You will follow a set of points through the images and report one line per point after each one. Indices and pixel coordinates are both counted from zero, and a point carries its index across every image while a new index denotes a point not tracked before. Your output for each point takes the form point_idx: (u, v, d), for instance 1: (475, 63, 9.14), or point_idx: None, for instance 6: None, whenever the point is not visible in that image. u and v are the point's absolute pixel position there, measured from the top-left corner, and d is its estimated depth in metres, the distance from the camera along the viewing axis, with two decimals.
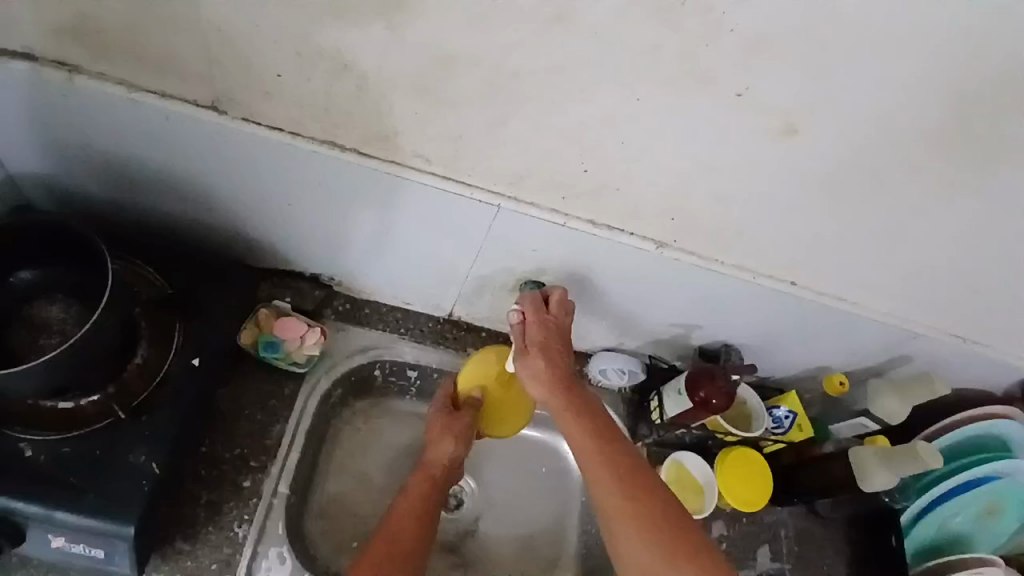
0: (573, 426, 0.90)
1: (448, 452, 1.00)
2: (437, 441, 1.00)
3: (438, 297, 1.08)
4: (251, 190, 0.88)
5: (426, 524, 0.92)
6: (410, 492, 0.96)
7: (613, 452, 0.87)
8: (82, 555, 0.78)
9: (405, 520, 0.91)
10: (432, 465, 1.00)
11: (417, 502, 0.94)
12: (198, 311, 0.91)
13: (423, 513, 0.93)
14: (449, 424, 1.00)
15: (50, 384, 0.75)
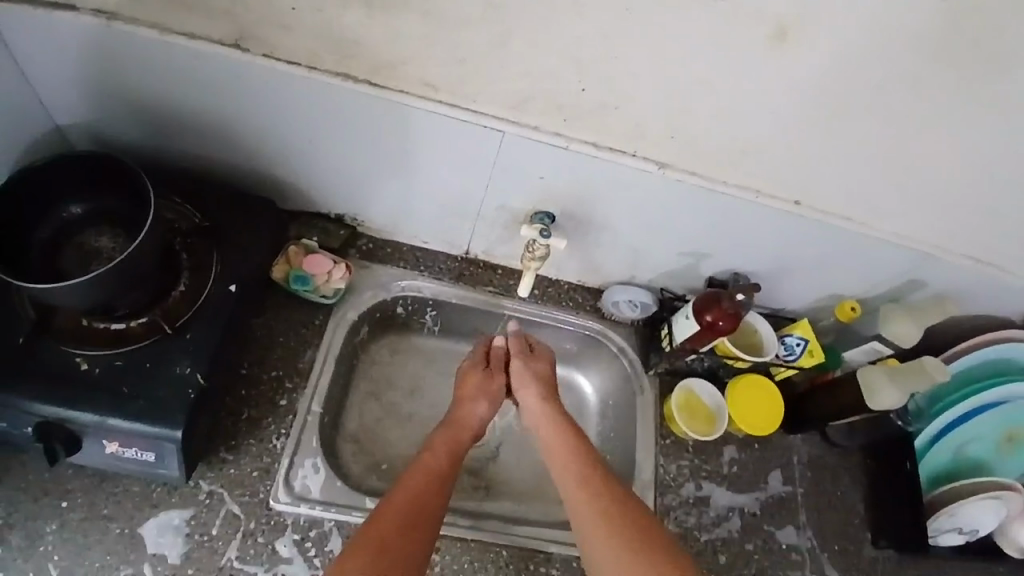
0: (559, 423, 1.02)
1: (479, 412, 1.03)
2: (472, 396, 1.04)
3: (454, 233, 1.13)
4: (275, 130, 0.95)
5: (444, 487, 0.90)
6: (434, 450, 0.95)
7: (588, 474, 0.94)
8: (134, 459, 0.85)
9: (429, 484, 0.89)
10: (464, 423, 1.01)
11: (442, 460, 0.94)
12: (233, 244, 0.98)
13: (447, 473, 0.93)
14: (486, 385, 1.06)
15: (103, 297, 0.82)
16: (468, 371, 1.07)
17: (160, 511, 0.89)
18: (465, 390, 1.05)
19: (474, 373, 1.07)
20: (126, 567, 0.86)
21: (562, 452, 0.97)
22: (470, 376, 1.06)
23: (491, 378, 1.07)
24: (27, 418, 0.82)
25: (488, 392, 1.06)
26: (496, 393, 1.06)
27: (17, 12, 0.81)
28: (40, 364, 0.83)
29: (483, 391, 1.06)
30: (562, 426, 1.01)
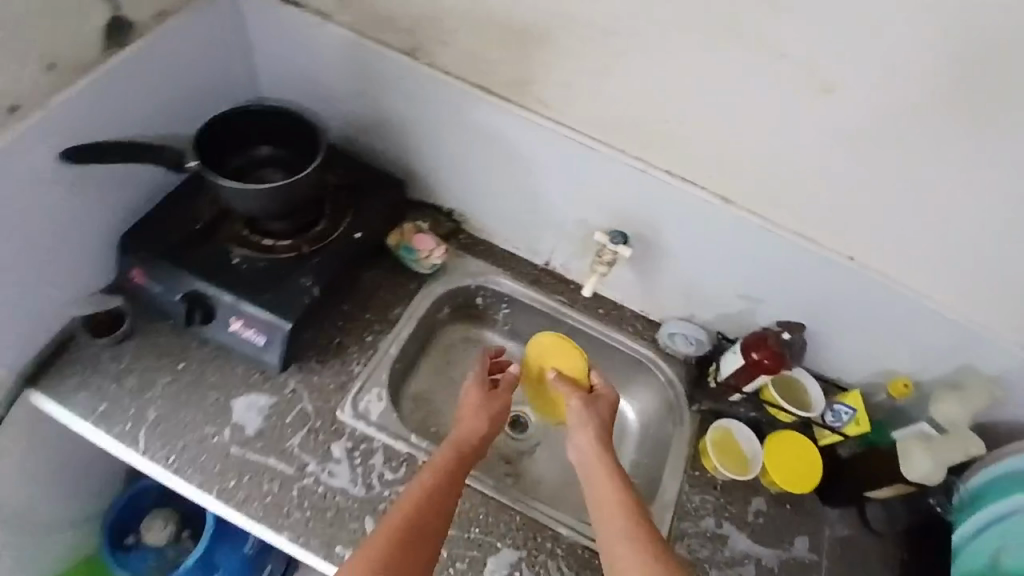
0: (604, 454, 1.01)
1: (475, 431, 1.02)
2: (469, 417, 1.04)
3: (539, 242, 1.30)
4: (418, 126, 1.20)
5: (444, 510, 0.92)
6: (433, 470, 0.95)
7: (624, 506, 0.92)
8: (249, 340, 1.06)
9: (423, 511, 0.90)
10: (461, 442, 1.00)
11: (439, 483, 0.94)
12: (364, 205, 1.21)
13: (445, 493, 0.93)
14: (487, 407, 1.06)
15: (267, 211, 1.07)
16: (471, 390, 1.08)
17: (251, 391, 1.08)
18: (464, 411, 1.05)
19: (476, 392, 1.08)
20: (212, 427, 1.04)
21: (603, 485, 0.96)
22: (468, 399, 1.07)
23: (492, 400, 1.07)
24: (183, 287, 1.06)
25: (485, 411, 1.05)
26: (495, 414, 1.05)
27: (266, 8, 1.12)
28: (205, 254, 1.08)
29: (482, 411, 1.05)
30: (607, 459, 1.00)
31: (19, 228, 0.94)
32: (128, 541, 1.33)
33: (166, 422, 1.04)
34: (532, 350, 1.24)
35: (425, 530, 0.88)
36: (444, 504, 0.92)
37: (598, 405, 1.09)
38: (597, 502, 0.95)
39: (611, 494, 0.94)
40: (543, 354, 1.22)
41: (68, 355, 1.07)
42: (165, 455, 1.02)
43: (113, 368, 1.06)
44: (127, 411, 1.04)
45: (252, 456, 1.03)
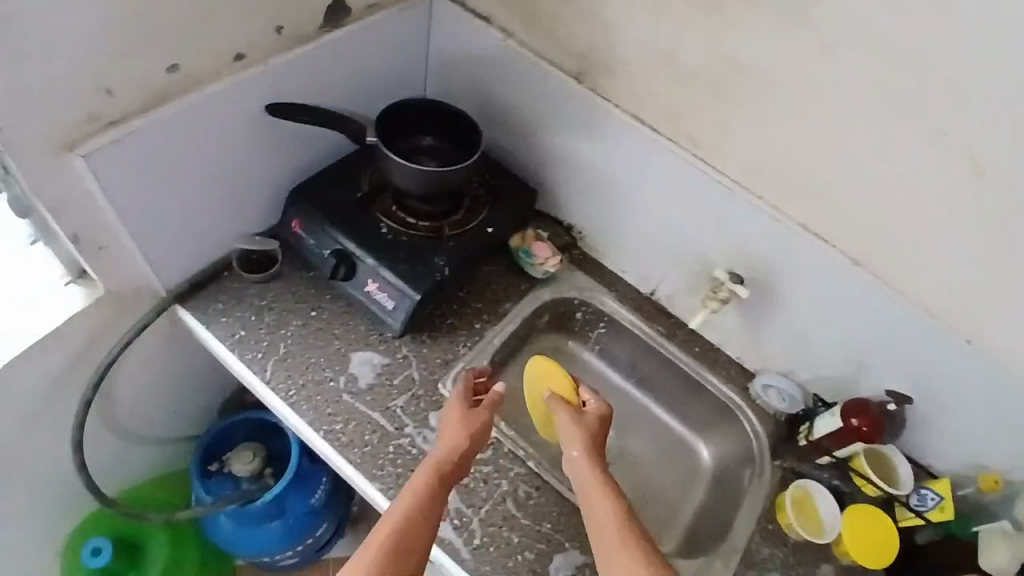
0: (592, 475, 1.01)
1: (455, 448, 1.02)
2: (451, 432, 1.03)
3: (650, 272, 1.35)
4: (564, 142, 1.28)
5: (427, 524, 0.95)
6: (415, 488, 0.97)
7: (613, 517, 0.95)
8: (379, 303, 1.17)
9: (410, 527, 0.93)
10: (441, 459, 1.01)
11: (420, 499, 0.96)
12: (500, 206, 1.30)
13: (428, 508, 0.96)
14: (465, 422, 1.05)
15: (421, 192, 1.18)
16: (452, 407, 1.07)
17: (369, 348, 1.18)
18: (445, 427, 1.05)
19: (456, 409, 1.07)
20: (330, 372, 1.14)
21: (592, 497, 0.98)
22: (450, 415, 1.06)
23: (474, 415, 1.06)
24: (332, 244, 1.18)
25: (466, 428, 1.04)
26: (478, 430, 1.04)
27: (453, 15, 1.23)
28: (358, 219, 1.20)
29: (464, 427, 1.04)
30: (595, 480, 1.00)
31: (215, 164, 1.06)
32: (213, 468, 1.40)
33: (293, 359, 1.14)
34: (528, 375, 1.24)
35: (413, 546, 0.92)
36: (427, 519, 0.95)
37: (587, 422, 1.09)
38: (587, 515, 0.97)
39: (601, 508, 0.96)
40: (536, 377, 1.23)
41: (219, 283, 1.19)
42: (286, 388, 1.11)
43: (256, 303, 1.18)
44: (260, 341, 1.15)
45: (360, 406, 1.12)
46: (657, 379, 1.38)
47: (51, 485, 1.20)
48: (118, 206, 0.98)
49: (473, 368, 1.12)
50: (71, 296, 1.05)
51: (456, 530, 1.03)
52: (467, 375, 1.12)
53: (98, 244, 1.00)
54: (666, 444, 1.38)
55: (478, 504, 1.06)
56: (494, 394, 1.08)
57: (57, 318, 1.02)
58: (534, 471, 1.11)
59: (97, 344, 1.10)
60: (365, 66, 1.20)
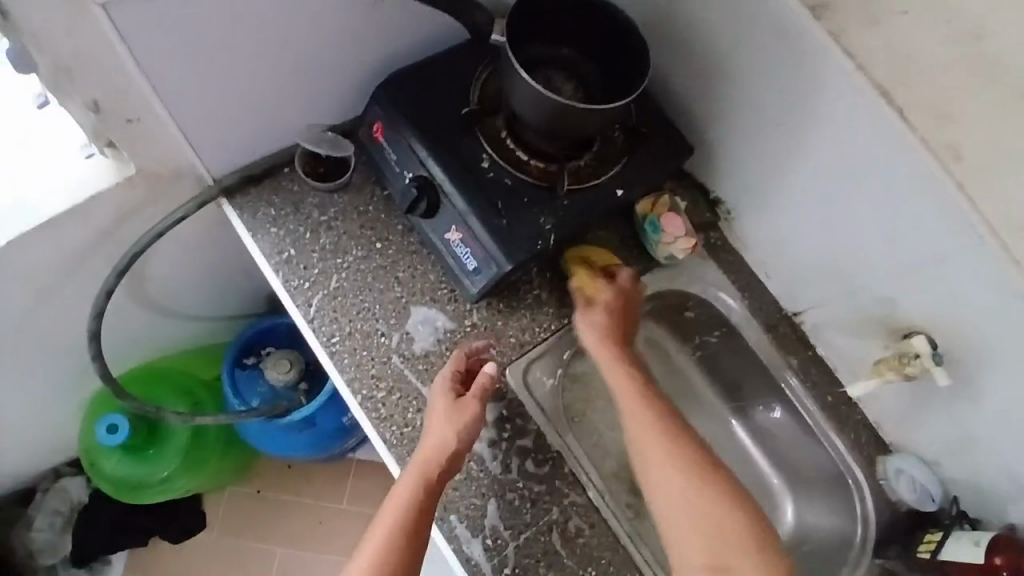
0: (641, 416, 0.89)
1: (444, 448, 0.84)
2: (436, 428, 0.85)
3: (805, 291, 1.03)
4: (755, 95, 0.90)
5: (414, 539, 0.80)
6: (395, 498, 0.81)
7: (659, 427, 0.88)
8: (457, 257, 0.92)
9: (392, 548, 0.78)
10: (426, 461, 0.83)
11: (404, 510, 0.80)
12: (639, 159, 0.97)
13: (413, 523, 0.80)
14: (454, 417, 0.85)
15: (544, 128, 0.87)
16: (436, 395, 0.88)
17: (434, 306, 0.96)
18: (431, 419, 0.86)
19: (443, 399, 0.87)
20: (383, 326, 0.94)
21: (633, 407, 0.90)
22: (433, 406, 0.87)
23: (462, 407, 0.86)
24: (417, 167, 0.92)
25: (454, 422, 0.85)
26: (468, 426, 0.85)
27: None
28: (455, 141, 0.92)
29: (452, 420, 0.85)
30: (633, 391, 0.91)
31: (280, 33, 0.81)
32: (249, 361, 1.28)
33: (344, 299, 0.95)
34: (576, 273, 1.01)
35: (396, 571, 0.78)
36: (411, 536, 0.79)
37: (592, 330, 0.95)
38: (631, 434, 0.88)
39: (645, 421, 0.88)
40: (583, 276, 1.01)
41: (276, 180, 0.97)
42: (329, 334, 0.93)
43: (313, 216, 0.97)
44: (310, 268, 0.95)
45: (408, 375, 0.93)
46: (762, 414, 1.12)
47: (76, 349, 1.14)
48: (154, 75, 0.77)
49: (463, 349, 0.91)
50: (91, 169, 0.88)
51: (487, 553, 0.88)
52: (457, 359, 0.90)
53: (125, 117, 0.79)
54: (745, 485, 1.13)
55: (518, 528, 0.90)
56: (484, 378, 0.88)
57: (72, 196, 0.87)
58: (593, 505, 0.92)
59: (128, 223, 0.95)
60: None
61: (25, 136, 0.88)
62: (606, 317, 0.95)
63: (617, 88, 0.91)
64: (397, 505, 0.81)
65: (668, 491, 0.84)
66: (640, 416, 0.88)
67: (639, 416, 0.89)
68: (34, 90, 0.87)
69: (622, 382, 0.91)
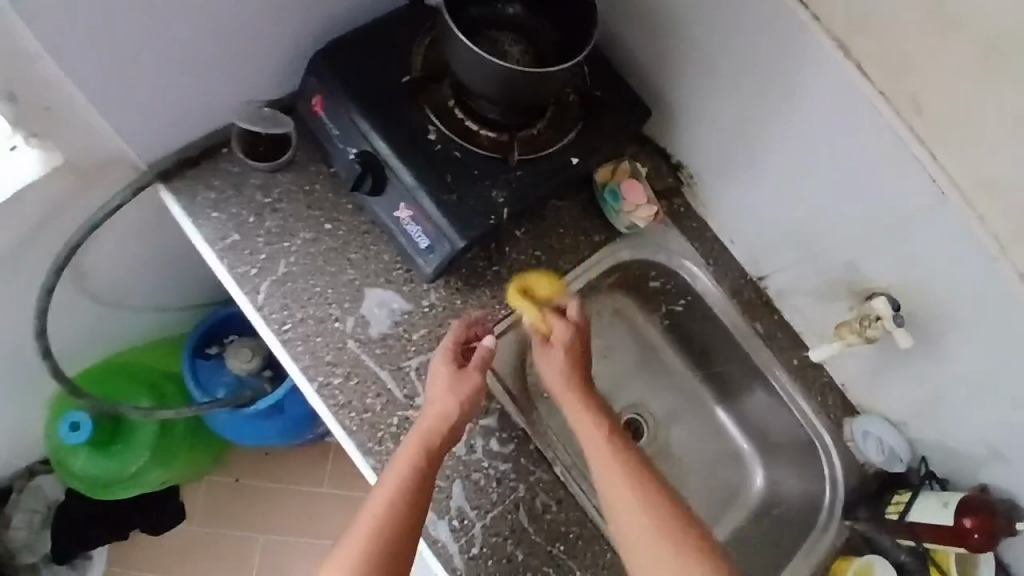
0: (600, 446, 0.85)
1: (446, 416, 0.84)
2: (439, 396, 0.84)
3: (768, 256, 1.00)
4: (710, 52, 0.86)
5: (415, 510, 0.80)
6: (397, 467, 0.81)
7: (629, 467, 0.83)
8: (409, 236, 0.89)
9: (391, 522, 0.78)
10: (426, 433, 0.83)
11: (404, 482, 0.80)
12: (595, 126, 0.94)
13: (414, 495, 0.80)
14: (457, 384, 0.85)
15: (491, 95, 0.82)
16: (438, 364, 0.87)
17: (388, 287, 0.93)
18: (433, 385, 0.86)
19: (444, 368, 0.86)
20: (336, 310, 0.91)
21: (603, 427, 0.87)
22: (435, 374, 0.86)
23: (466, 376, 0.86)
24: (361, 142, 0.88)
25: (456, 392, 0.85)
26: (471, 395, 0.85)
27: None
28: (401, 113, 0.88)
29: (454, 390, 0.85)
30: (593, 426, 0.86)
31: (200, 2, 0.75)
32: (212, 351, 1.24)
33: (294, 284, 0.91)
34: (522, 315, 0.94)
35: (397, 541, 0.78)
36: (412, 508, 0.80)
37: (557, 355, 0.89)
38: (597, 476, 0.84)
39: (607, 460, 0.84)
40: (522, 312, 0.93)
41: (214, 162, 0.92)
42: (280, 320, 0.90)
43: (257, 198, 0.93)
44: (256, 253, 0.91)
45: (365, 359, 0.90)
46: (732, 382, 1.11)
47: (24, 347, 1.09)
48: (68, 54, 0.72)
49: (463, 321, 0.89)
50: (16, 160, 0.82)
51: (453, 534, 0.87)
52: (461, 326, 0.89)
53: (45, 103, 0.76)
54: (716, 452, 1.13)
55: (485, 508, 0.89)
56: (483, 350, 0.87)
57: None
58: (560, 480, 0.92)
59: (62, 214, 0.91)
60: None
61: None
62: (562, 364, 0.89)
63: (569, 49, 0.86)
64: (399, 471, 0.81)
65: (635, 537, 0.79)
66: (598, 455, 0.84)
67: (600, 452, 0.85)
68: None
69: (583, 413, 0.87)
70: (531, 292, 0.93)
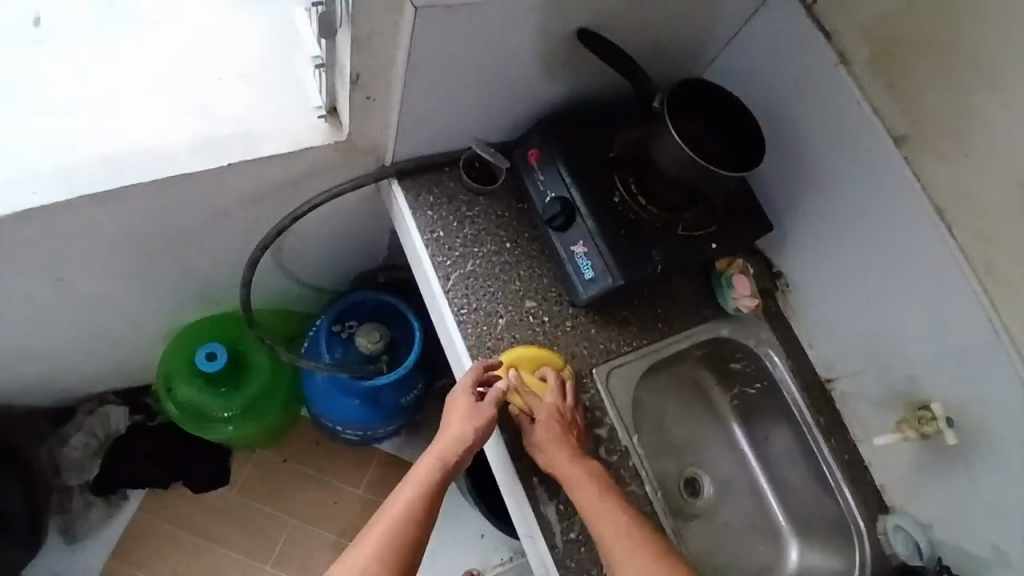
0: (584, 472, 1.00)
1: (465, 439, 1.00)
2: (458, 422, 1.01)
3: (839, 361, 1.25)
4: (832, 195, 1.15)
5: (429, 513, 0.96)
6: (417, 474, 0.98)
7: (603, 492, 0.99)
8: (576, 267, 1.12)
9: (410, 521, 0.94)
10: (445, 451, 1.00)
11: (422, 486, 0.97)
12: (732, 224, 1.21)
13: (428, 499, 0.96)
14: (475, 414, 1.01)
15: (671, 179, 1.09)
16: (460, 394, 1.03)
17: (546, 303, 1.15)
18: (453, 412, 1.03)
19: (465, 400, 1.02)
20: (503, 310, 1.12)
21: (582, 456, 1.02)
22: (457, 402, 1.02)
23: (483, 408, 1.02)
24: (561, 189, 1.14)
25: (473, 420, 1.01)
26: (486, 425, 1.02)
27: (793, 18, 1.09)
28: (598, 177, 1.15)
29: (472, 418, 1.02)
30: (576, 459, 1.01)
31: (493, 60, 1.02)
32: (338, 329, 1.43)
33: (474, 281, 1.13)
34: (528, 357, 1.08)
35: (414, 536, 0.93)
36: (428, 512, 0.96)
37: (544, 423, 1.02)
38: (581, 496, 0.98)
39: (587, 484, 0.99)
40: (526, 359, 1.08)
41: (439, 174, 1.17)
42: (459, 305, 1.11)
43: (461, 209, 1.16)
44: (452, 250, 1.14)
45: None
46: (785, 463, 1.30)
47: (202, 276, 1.27)
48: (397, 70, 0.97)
49: (482, 362, 1.04)
50: (313, 129, 1.02)
51: (558, 517, 1.03)
52: (480, 368, 1.04)
53: (367, 94, 0.96)
54: (757, 524, 1.30)
55: None
56: (501, 390, 1.03)
57: (297, 144, 1.00)
58: (648, 498, 1.08)
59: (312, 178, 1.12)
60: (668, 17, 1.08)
61: (268, 81, 1.03)
62: (547, 431, 1.01)
63: (739, 163, 1.09)
64: (421, 479, 0.97)
65: (615, 549, 0.94)
66: (580, 479, 0.99)
67: (582, 477, 0.99)
68: (310, 52, 1.05)
69: (568, 445, 1.01)
70: (518, 367, 1.07)
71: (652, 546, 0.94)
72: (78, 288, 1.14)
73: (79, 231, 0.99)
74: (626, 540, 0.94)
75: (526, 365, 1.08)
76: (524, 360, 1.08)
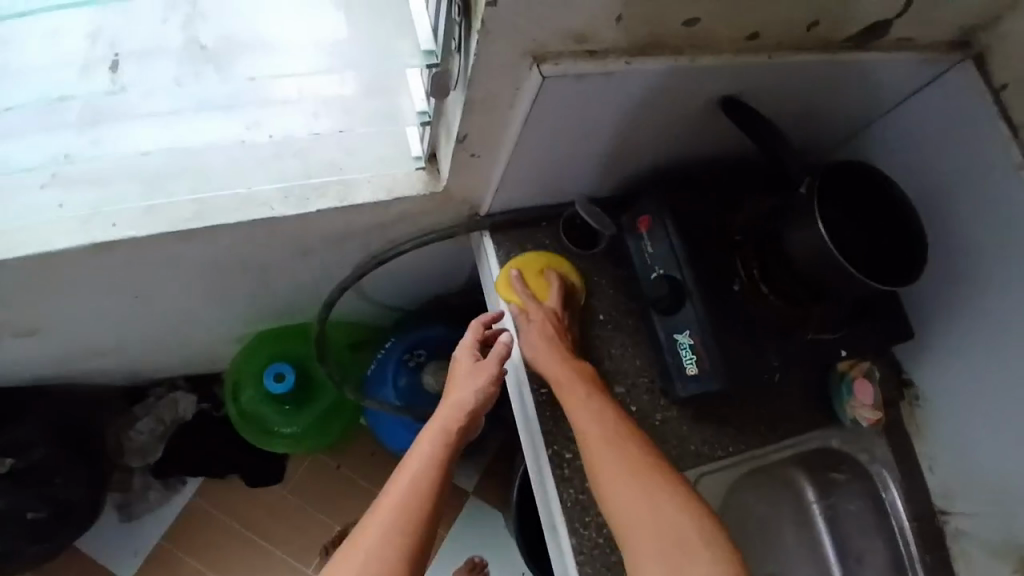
0: (587, 405, 0.89)
1: (469, 398, 0.93)
2: (461, 383, 0.95)
3: (959, 497, 1.06)
4: (990, 312, 0.96)
5: (439, 478, 0.87)
6: (423, 440, 0.90)
7: (611, 426, 0.86)
8: (677, 359, 1.00)
9: (418, 489, 0.85)
10: (450, 409, 0.93)
11: (430, 453, 0.88)
12: (866, 329, 1.03)
13: (436, 465, 0.87)
14: (475, 368, 0.96)
15: (807, 278, 0.92)
16: (461, 353, 0.99)
17: (636, 390, 1.03)
18: (457, 375, 0.97)
19: (465, 357, 0.98)
20: None
21: (589, 386, 0.91)
22: (457, 362, 0.98)
23: (482, 364, 0.96)
24: (670, 267, 1.00)
25: (475, 379, 0.95)
26: (489, 382, 0.95)
27: (980, 99, 0.89)
28: (717, 260, 0.99)
29: (474, 375, 0.96)
30: (579, 387, 0.90)
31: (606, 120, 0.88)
32: (408, 360, 1.39)
33: None
34: (532, 265, 1.04)
35: (423, 503, 0.84)
36: (438, 478, 0.86)
37: (537, 325, 0.97)
38: (585, 432, 0.86)
39: (590, 414, 0.87)
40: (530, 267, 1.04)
41: (535, 230, 1.07)
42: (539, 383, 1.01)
43: (554, 272, 1.05)
44: None
45: None
46: None
47: (272, 296, 1.22)
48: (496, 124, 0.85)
49: (479, 321, 1.01)
50: (405, 177, 0.93)
51: None
52: (479, 323, 1.01)
53: (469, 152, 0.85)
54: None
55: None
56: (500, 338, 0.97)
57: (381, 194, 0.91)
58: None
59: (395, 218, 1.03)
60: (825, 85, 0.90)
61: None
62: (538, 333, 0.96)
63: (894, 268, 0.89)
64: (422, 450, 0.89)
65: (620, 484, 0.81)
66: (579, 405, 0.88)
67: (586, 410, 0.88)
68: None
69: (570, 370, 0.92)
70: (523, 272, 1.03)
71: (668, 486, 0.80)
72: (157, 302, 1.12)
73: (161, 261, 0.95)
74: (633, 473, 0.81)
75: (531, 272, 1.04)
76: (527, 269, 1.04)
